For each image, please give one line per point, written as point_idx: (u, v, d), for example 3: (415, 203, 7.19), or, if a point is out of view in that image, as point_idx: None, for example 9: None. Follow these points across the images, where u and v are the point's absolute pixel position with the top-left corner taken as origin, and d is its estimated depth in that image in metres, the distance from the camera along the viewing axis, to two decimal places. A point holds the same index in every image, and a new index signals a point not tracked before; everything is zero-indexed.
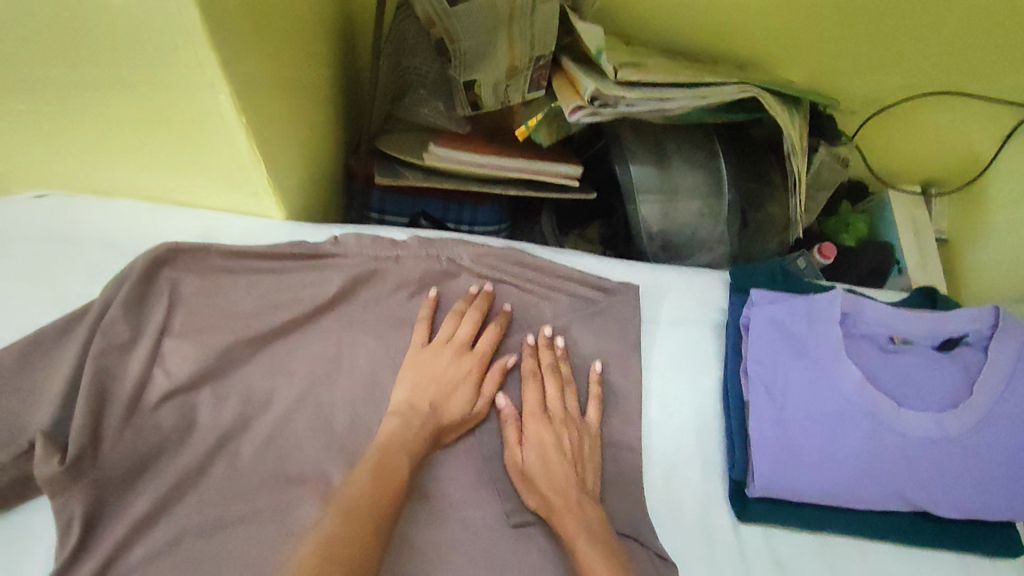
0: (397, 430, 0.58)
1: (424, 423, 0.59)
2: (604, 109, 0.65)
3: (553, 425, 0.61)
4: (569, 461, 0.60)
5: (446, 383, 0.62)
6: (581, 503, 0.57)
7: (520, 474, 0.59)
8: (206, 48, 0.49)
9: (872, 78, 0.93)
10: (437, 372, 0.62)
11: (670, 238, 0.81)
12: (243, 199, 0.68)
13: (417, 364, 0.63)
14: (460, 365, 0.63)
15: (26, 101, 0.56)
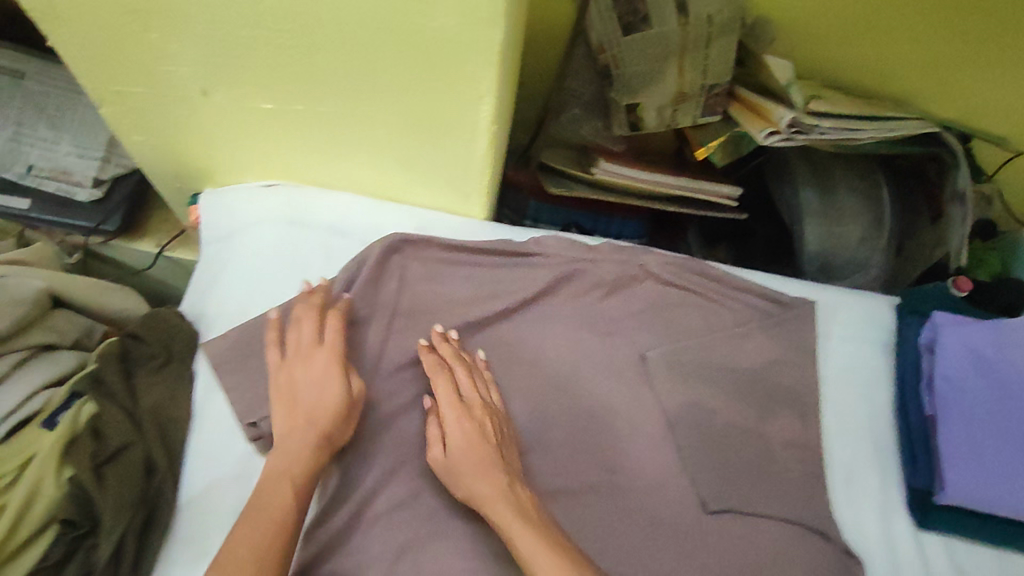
0: (298, 448, 0.57)
1: (304, 430, 0.57)
2: (799, 136, 0.70)
3: (456, 416, 0.59)
4: (484, 455, 0.57)
5: (312, 392, 0.59)
6: (516, 490, 0.56)
7: (451, 476, 0.58)
8: (493, 66, 0.55)
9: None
10: (298, 381, 0.60)
11: (830, 260, 0.85)
12: (454, 198, 0.75)
13: (287, 376, 0.60)
14: (321, 367, 0.59)
15: (306, 103, 0.64)
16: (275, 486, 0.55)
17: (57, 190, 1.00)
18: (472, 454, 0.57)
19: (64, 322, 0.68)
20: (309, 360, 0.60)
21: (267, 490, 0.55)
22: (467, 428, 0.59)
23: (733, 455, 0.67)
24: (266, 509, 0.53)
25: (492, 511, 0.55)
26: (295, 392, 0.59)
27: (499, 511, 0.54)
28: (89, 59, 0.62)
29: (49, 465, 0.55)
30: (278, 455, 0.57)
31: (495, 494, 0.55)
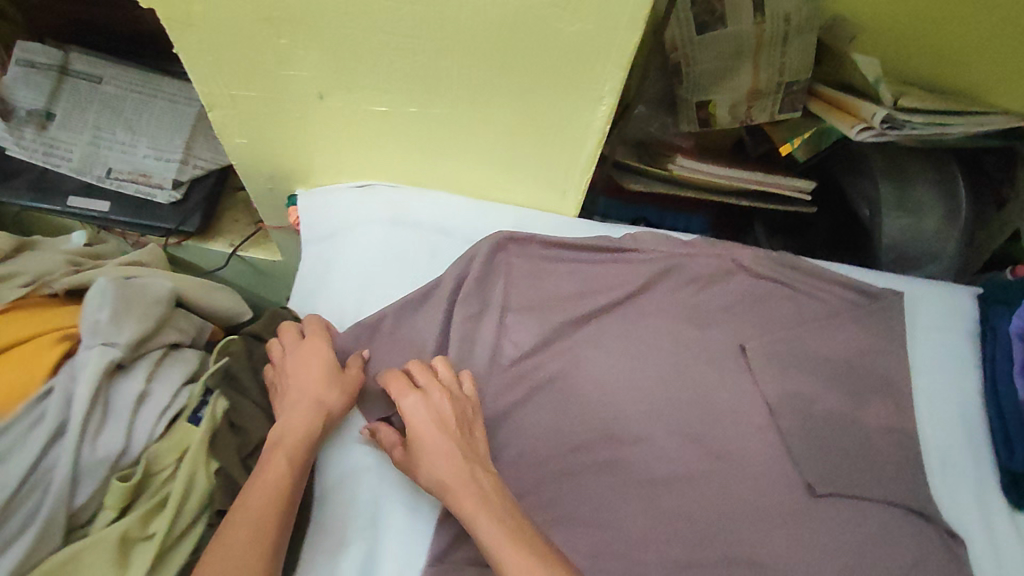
0: (301, 425, 0.57)
1: (305, 412, 0.58)
2: (893, 131, 0.72)
3: (417, 403, 0.60)
4: (427, 441, 0.58)
5: (308, 382, 0.60)
6: (482, 479, 0.56)
7: (410, 467, 0.59)
8: (621, 67, 0.57)
9: None
10: (290, 375, 0.61)
11: (905, 252, 0.87)
12: (550, 196, 0.78)
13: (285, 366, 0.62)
14: (316, 362, 0.62)
15: (422, 104, 0.66)
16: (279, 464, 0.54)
17: (135, 192, 1.01)
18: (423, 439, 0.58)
19: (187, 321, 0.68)
20: (314, 356, 0.62)
21: (267, 467, 0.54)
22: (416, 415, 0.59)
23: (836, 441, 0.69)
24: (265, 485, 0.52)
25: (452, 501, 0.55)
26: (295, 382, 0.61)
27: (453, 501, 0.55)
28: (209, 67, 0.64)
29: (199, 458, 0.57)
30: (284, 434, 0.57)
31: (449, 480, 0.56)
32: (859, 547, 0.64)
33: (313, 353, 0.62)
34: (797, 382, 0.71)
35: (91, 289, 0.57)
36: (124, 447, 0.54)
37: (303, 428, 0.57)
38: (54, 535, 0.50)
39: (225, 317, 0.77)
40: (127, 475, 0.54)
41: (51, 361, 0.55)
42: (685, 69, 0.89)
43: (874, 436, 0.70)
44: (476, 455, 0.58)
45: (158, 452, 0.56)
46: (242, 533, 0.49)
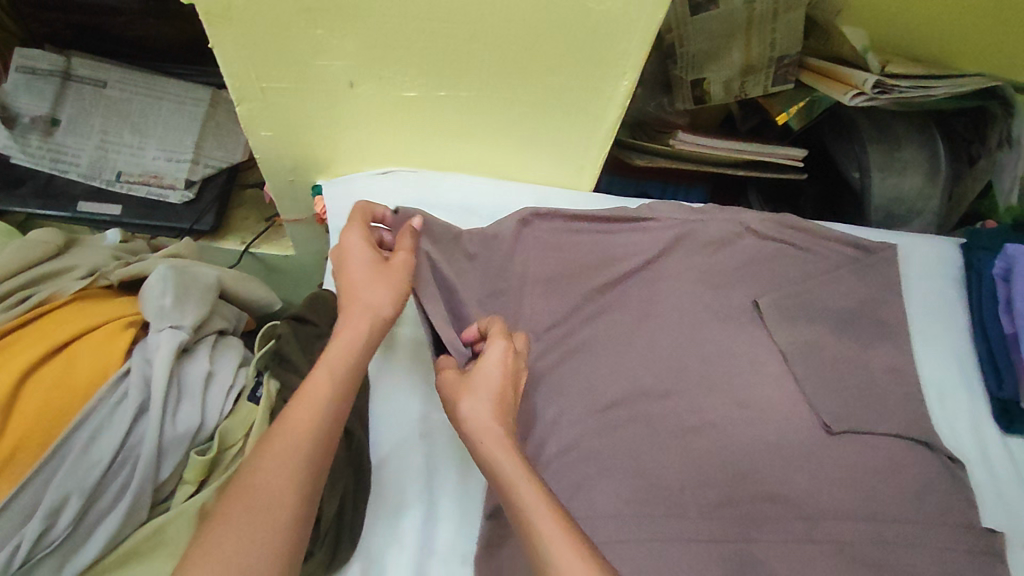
0: (349, 335, 0.57)
1: (353, 309, 0.58)
2: (884, 96, 0.78)
3: (495, 351, 0.58)
4: (489, 387, 0.56)
5: (354, 282, 0.59)
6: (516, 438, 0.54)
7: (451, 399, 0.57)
8: (644, 43, 0.63)
9: None
10: (344, 269, 0.61)
11: (893, 209, 0.94)
12: (567, 172, 0.82)
13: (336, 262, 0.62)
14: (363, 254, 0.61)
15: (449, 89, 0.69)
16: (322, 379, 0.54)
17: (148, 194, 1.02)
18: (486, 384, 0.56)
19: (229, 308, 0.71)
20: (359, 249, 0.61)
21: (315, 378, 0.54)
22: (497, 358, 0.57)
23: (845, 383, 0.75)
24: (305, 398, 0.53)
25: (486, 446, 0.53)
26: (344, 271, 0.61)
27: (488, 450, 0.52)
28: (243, 59, 0.66)
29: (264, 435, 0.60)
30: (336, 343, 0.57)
31: (487, 429, 0.54)
32: (870, 475, 0.70)
33: (356, 246, 0.61)
34: (807, 333, 0.77)
35: (151, 276, 0.58)
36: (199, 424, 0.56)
37: (354, 337, 0.57)
38: (141, 510, 0.53)
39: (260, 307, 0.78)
40: (203, 450, 0.56)
41: (120, 347, 0.59)
42: (680, 50, 0.95)
43: (879, 377, 0.76)
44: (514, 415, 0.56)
45: (229, 428, 0.58)
46: (276, 445, 0.50)
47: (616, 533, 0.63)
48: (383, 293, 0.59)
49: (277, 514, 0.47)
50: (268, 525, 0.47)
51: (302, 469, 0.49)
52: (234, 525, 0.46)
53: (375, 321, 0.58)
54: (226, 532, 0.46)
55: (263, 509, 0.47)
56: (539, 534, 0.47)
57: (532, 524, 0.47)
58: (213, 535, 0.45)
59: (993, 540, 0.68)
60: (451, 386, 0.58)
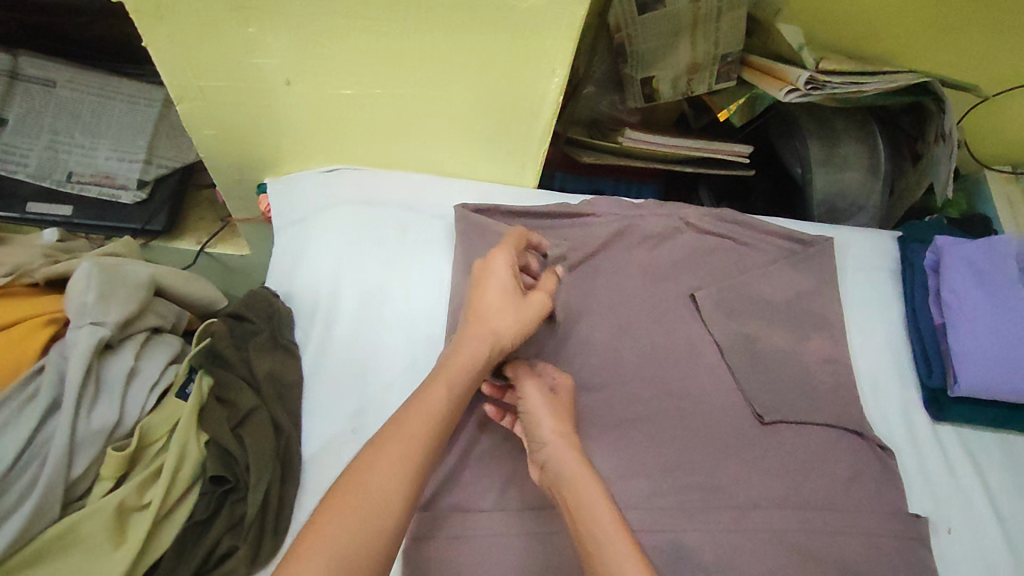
0: (467, 353, 0.57)
1: (486, 326, 0.59)
2: (816, 91, 0.80)
3: (568, 384, 0.66)
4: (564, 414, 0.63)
5: (493, 304, 0.61)
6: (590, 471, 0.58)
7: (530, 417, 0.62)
8: (570, 40, 0.64)
9: (1001, 68, 1.02)
10: (489, 285, 0.62)
11: (834, 204, 0.96)
12: (510, 170, 0.84)
13: (478, 276, 0.63)
14: (509, 278, 0.62)
15: (386, 87, 0.70)
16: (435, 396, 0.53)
17: (100, 194, 1.01)
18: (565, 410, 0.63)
19: (166, 306, 0.71)
20: (503, 273, 0.63)
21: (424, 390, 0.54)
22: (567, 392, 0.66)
23: (781, 374, 0.76)
24: (420, 409, 0.52)
25: (570, 480, 0.57)
26: (489, 289, 0.62)
27: (571, 467, 0.58)
28: (175, 58, 0.66)
29: (190, 430, 0.59)
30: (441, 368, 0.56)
31: (567, 446, 0.59)
32: (802, 464, 0.72)
33: (503, 269, 0.63)
34: (743, 326, 0.78)
35: (76, 272, 0.59)
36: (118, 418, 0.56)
37: (470, 358, 0.57)
38: (53, 507, 0.52)
39: (203, 306, 0.77)
40: (122, 445, 0.56)
41: (42, 337, 0.58)
42: (629, 48, 0.96)
43: (814, 368, 0.78)
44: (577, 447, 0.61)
45: (150, 424, 0.58)
46: (393, 447, 0.48)
47: (546, 525, 0.64)
48: (513, 320, 0.60)
49: (379, 520, 0.45)
50: (371, 522, 0.45)
51: (409, 472, 0.48)
52: (342, 519, 0.44)
53: (500, 341, 0.59)
54: (333, 526, 0.44)
55: (360, 502, 0.45)
56: (613, 550, 0.51)
57: (609, 540, 0.52)
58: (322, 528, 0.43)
59: (920, 526, 0.69)
60: (541, 400, 0.63)
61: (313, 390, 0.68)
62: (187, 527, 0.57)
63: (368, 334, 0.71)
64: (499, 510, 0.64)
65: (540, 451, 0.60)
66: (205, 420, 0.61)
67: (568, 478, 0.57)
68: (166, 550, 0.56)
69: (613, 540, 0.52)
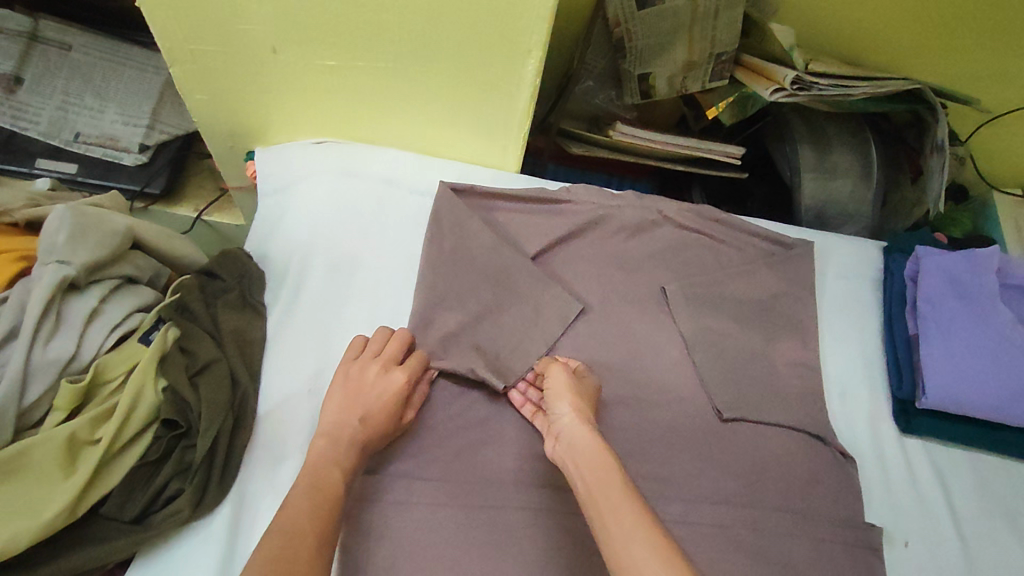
0: (332, 475, 0.56)
1: (354, 451, 0.59)
2: (802, 92, 0.80)
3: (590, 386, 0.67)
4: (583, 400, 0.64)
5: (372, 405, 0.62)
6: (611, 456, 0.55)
7: (557, 392, 0.63)
8: (544, 21, 0.64)
9: (1006, 82, 1.00)
10: (367, 384, 0.63)
11: (823, 211, 0.95)
12: (492, 152, 0.85)
13: (359, 377, 0.64)
14: (390, 401, 0.62)
15: (367, 59, 0.71)
16: (313, 507, 0.53)
17: (103, 155, 1.05)
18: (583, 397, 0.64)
19: (143, 259, 0.73)
20: (386, 378, 0.64)
21: (299, 507, 0.52)
22: (593, 391, 0.67)
23: (746, 374, 0.75)
24: (298, 525, 0.51)
25: (589, 466, 0.54)
26: (361, 406, 0.61)
27: (585, 438, 0.57)
28: (166, 19, 0.69)
29: (149, 373, 0.61)
30: (312, 497, 0.54)
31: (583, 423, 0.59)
32: (758, 464, 0.70)
33: (395, 376, 0.64)
34: (712, 322, 0.77)
35: (51, 215, 0.62)
36: (74, 353, 0.58)
37: (336, 480, 0.56)
38: (4, 429, 0.54)
39: (183, 264, 0.80)
40: (77, 378, 0.58)
41: (9, 272, 0.60)
42: (627, 44, 0.95)
43: (780, 370, 0.76)
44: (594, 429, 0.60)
45: (107, 363, 0.60)
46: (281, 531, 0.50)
47: (488, 499, 0.64)
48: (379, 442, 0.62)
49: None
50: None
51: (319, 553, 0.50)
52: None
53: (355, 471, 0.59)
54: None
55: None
56: (620, 512, 0.49)
57: (626, 534, 0.47)
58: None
59: (874, 536, 0.67)
60: (563, 380, 0.64)
61: (275, 350, 0.69)
62: (138, 467, 0.59)
63: (334, 302, 0.73)
64: (444, 480, 0.64)
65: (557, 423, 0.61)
66: (165, 368, 0.61)
67: (582, 449, 0.56)
68: (116, 486, 0.57)
69: (618, 500, 0.50)
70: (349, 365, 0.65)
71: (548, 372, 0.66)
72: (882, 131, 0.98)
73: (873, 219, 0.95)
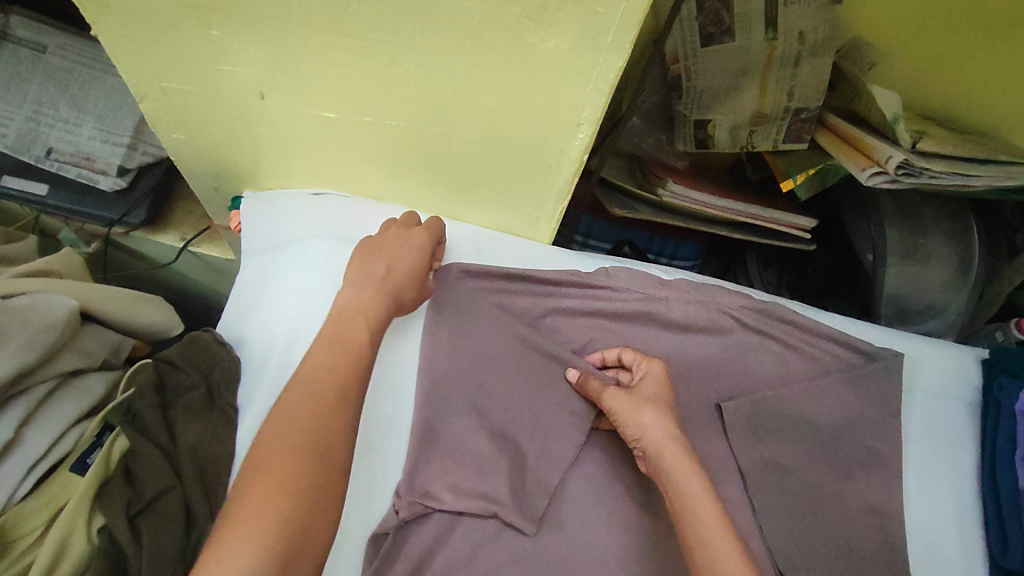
0: (357, 328, 0.51)
1: None
2: (908, 179, 0.66)
3: (653, 370, 0.61)
4: (660, 401, 0.59)
5: (399, 264, 0.58)
6: (705, 490, 0.51)
7: (615, 406, 0.59)
8: (601, 93, 0.51)
9: None
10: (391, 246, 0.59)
11: (906, 304, 0.80)
12: (522, 221, 0.70)
13: (386, 240, 0.59)
14: (415, 258, 0.59)
15: (374, 114, 0.58)
16: (337, 366, 0.48)
17: (77, 176, 0.91)
18: (658, 398, 0.59)
19: (92, 341, 0.61)
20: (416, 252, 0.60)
21: (328, 359, 0.48)
22: (657, 380, 0.60)
23: (813, 521, 0.63)
24: (328, 376, 0.47)
25: (682, 507, 0.51)
26: (388, 254, 0.58)
27: (672, 461, 0.54)
28: (130, 56, 0.55)
29: (81, 514, 0.50)
30: (338, 349, 0.49)
31: (664, 437, 0.55)
32: None
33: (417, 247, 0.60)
34: (776, 452, 0.64)
35: None
36: None
37: (361, 339, 0.51)
38: None
39: (148, 334, 0.69)
40: None
41: None
42: (685, 83, 0.79)
43: (855, 517, 0.63)
44: (671, 436, 0.55)
45: (23, 513, 0.50)
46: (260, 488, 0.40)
47: None
48: (412, 300, 0.58)
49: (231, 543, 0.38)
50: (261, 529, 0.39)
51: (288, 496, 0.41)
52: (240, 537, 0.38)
53: None
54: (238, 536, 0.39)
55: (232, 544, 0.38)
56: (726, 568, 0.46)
57: None
58: (236, 511, 0.40)
59: None
60: (621, 399, 0.59)
61: None
62: None
63: None
64: None
65: (637, 446, 0.57)
66: (102, 501, 0.51)
67: (672, 475, 0.53)
68: None
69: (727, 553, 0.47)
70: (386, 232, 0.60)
71: (598, 397, 0.60)
72: (983, 218, 0.84)
73: (963, 313, 0.80)
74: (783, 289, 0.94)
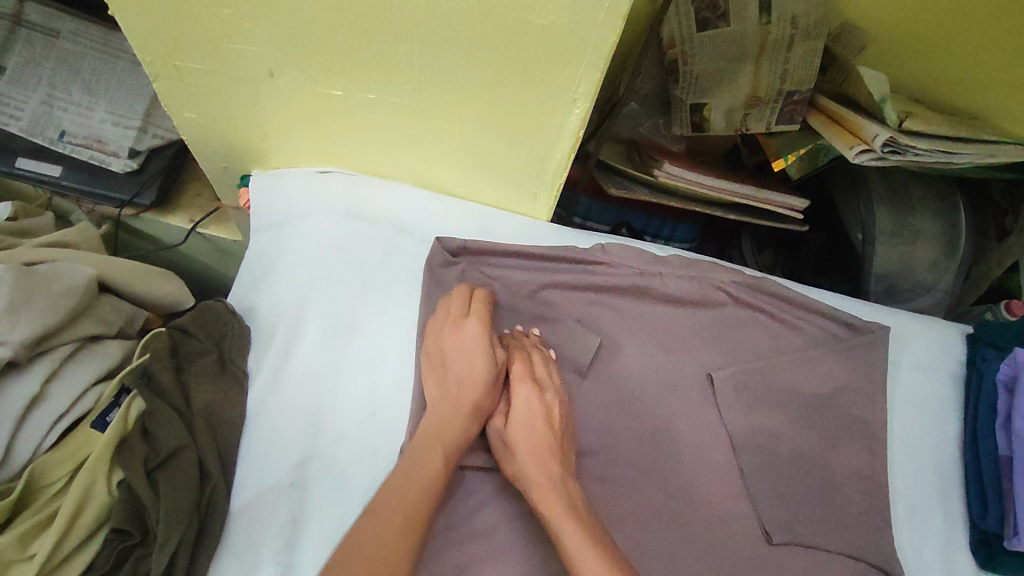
0: (430, 459, 0.53)
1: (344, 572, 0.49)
2: (894, 156, 0.69)
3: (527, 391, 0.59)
4: (529, 427, 0.57)
5: (467, 369, 0.59)
6: (555, 527, 0.50)
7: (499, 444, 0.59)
8: (596, 69, 0.53)
9: None
10: (449, 352, 0.60)
11: (896, 282, 0.82)
12: (521, 198, 0.73)
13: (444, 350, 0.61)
14: (476, 355, 0.60)
15: (379, 92, 0.60)
16: (412, 476, 0.51)
17: (90, 158, 0.94)
18: (530, 424, 0.57)
19: (109, 310, 0.64)
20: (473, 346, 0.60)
21: (402, 477, 0.51)
22: (531, 395, 0.59)
23: (800, 485, 0.65)
24: (397, 505, 0.49)
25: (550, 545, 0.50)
26: (452, 366, 0.60)
27: (539, 497, 0.52)
28: (144, 34, 0.57)
29: (100, 468, 0.53)
30: (407, 474, 0.51)
31: (526, 471, 0.55)
32: None
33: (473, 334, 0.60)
34: (765, 419, 0.67)
35: None
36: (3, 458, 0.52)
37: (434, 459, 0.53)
38: None
39: (162, 306, 0.72)
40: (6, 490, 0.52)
41: None
42: (681, 68, 0.81)
43: (840, 482, 0.66)
44: (528, 473, 0.54)
45: (46, 465, 0.54)
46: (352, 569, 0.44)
47: None
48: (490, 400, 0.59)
49: None
50: None
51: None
52: None
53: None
54: None
55: None
56: None
57: None
58: None
59: None
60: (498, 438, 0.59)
61: (253, 432, 0.59)
62: None
63: (326, 372, 0.62)
64: None
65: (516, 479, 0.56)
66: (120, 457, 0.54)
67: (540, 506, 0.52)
68: None
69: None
70: (432, 325, 0.62)
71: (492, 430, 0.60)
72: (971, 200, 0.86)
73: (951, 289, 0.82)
74: (777, 271, 0.96)
